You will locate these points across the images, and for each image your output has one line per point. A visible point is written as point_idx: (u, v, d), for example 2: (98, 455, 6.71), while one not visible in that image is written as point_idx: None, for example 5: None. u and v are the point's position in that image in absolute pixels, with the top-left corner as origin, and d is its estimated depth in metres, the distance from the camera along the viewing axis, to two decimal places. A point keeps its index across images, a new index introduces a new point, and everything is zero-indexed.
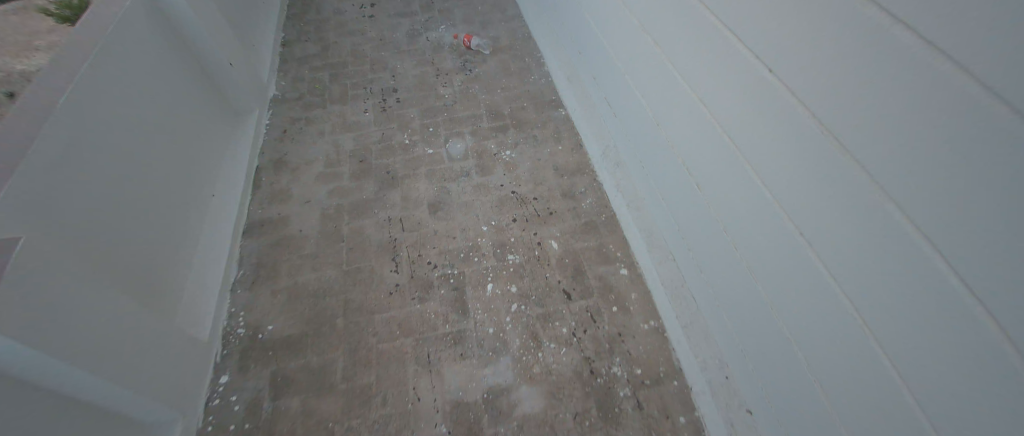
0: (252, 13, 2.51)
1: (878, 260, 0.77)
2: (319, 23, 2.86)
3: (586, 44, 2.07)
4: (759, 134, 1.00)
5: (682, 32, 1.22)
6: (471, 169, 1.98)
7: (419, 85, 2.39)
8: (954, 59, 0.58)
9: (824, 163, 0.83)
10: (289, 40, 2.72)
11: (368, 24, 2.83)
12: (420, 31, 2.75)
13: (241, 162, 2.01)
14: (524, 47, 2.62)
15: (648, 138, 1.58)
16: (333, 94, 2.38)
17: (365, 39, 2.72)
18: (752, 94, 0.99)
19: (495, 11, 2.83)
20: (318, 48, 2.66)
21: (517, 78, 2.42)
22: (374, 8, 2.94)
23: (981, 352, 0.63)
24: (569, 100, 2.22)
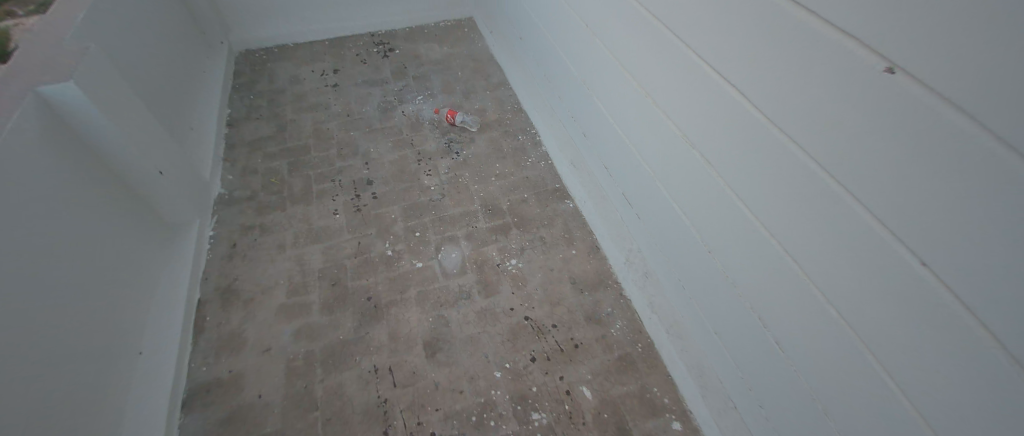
0: (190, 89, 2.12)
1: (892, 299, 0.80)
2: (273, 94, 2.48)
3: (589, 122, 1.91)
4: (777, 195, 1.01)
5: (690, 99, 1.23)
6: (472, 287, 1.67)
7: (398, 176, 2.08)
8: (970, 113, 0.61)
9: (852, 227, 0.83)
10: (237, 118, 2.33)
11: (332, 96, 2.50)
12: (394, 105, 2.46)
13: (178, 293, 1.58)
14: (513, 122, 2.37)
15: (660, 208, 1.52)
16: (294, 190, 2.01)
17: (331, 115, 2.39)
18: (768, 158, 1.01)
19: (477, 78, 2.61)
20: (274, 128, 2.30)
21: (512, 161, 2.17)
22: (338, 75, 2.61)
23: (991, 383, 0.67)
24: (575, 188, 2.01)
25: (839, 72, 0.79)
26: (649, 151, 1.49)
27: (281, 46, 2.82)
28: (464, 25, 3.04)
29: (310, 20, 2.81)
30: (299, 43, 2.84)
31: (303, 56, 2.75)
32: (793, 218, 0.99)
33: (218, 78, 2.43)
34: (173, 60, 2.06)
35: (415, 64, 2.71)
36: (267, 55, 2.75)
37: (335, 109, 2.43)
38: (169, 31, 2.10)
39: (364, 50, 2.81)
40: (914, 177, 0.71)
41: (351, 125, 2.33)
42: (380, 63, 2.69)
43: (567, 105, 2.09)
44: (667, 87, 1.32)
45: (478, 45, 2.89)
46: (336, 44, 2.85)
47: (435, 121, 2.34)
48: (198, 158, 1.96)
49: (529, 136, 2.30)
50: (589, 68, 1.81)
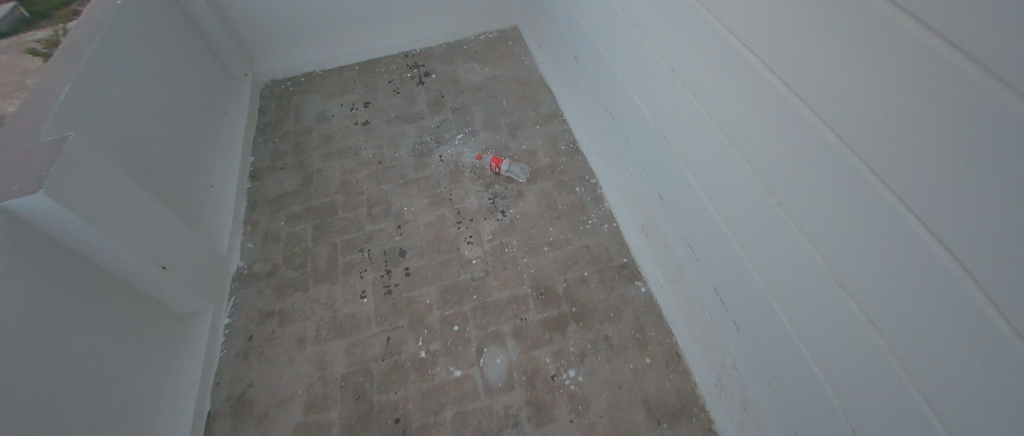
0: (208, 142, 2.00)
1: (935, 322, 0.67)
2: (300, 136, 2.30)
3: (654, 164, 1.55)
4: (822, 204, 0.83)
5: (730, 96, 1.03)
6: (522, 409, 1.36)
7: (434, 244, 1.78)
8: (1014, 88, 0.49)
9: (915, 256, 0.67)
10: (261, 170, 2.16)
11: (363, 136, 2.24)
12: (431, 146, 2.15)
13: (187, 395, 1.42)
14: (570, 169, 1.96)
15: (723, 254, 1.24)
16: (319, 264, 1.78)
17: (361, 162, 2.13)
18: (813, 160, 0.83)
19: (526, 108, 2.23)
20: (300, 181, 2.10)
21: (569, 224, 1.77)
22: (369, 110, 2.37)
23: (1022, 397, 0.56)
24: (643, 259, 1.62)
25: (884, 41, 0.63)
26: (721, 194, 1.18)
27: (309, 75, 2.59)
28: (508, 36, 2.66)
29: (339, 43, 2.55)
30: (328, 70, 2.61)
31: (332, 86, 2.53)
32: (839, 232, 0.81)
33: (240, 123, 2.27)
34: (189, 114, 1.92)
35: (454, 91, 2.39)
36: (295, 86, 2.54)
37: (364, 154, 2.16)
38: (185, 80, 1.97)
39: (397, 75, 2.54)
40: (947, 156, 0.58)
41: (384, 176, 2.06)
42: (415, 91, 2.43)
43: (627, 152, 1.74)
44: (703, 84, 1.12)
45: (528, 62, 2.49)
46: (366, 70, 2.60)
47: (474, 169, 2.01)
48: (215, 220, 1.84)
49: (593, 191, 1.87)
50: (648, 98, 1.45)
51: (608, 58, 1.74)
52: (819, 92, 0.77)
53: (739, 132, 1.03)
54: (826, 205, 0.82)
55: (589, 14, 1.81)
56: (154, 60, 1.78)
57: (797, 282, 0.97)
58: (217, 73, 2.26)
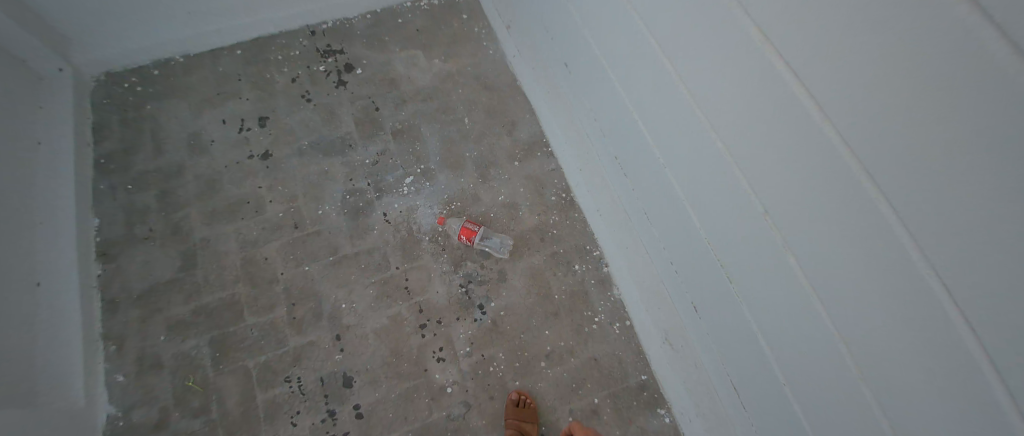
0: (13, 210, 1.24)
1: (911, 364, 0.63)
2: (166, 177, 1.54)
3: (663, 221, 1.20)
4: (856, 266, 0.67)
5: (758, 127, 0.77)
6: None
7: (391, 365, 1.30)
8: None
9: (929, 318, 0.58)
10: (115, 244, 1.44)
11: (267, 180, 1.56)
12: (371, 198, 1.55)
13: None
14: (565, 235, 1.50)
15: (747, 340, 1.02)
16: (229, 408, 1.26)
17: (269, 226, 1.49)
18: (845, 229, 0.67)
19: (498, 134, 1.67)
20: (178, 262, 1.43)
21: (570, 324, 1.39)
22: (268, 132, 1.63)
23: (983, 416, 0.55)
24: (659, 357, 1.33)
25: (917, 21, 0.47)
26: (738, 258, 0.95)
27: (165, 66, 1.69)
28: (462, 3, 1.90)
29: (209, 17, 1.66)
30: (192, 55, 1.72)
31: (205, 85, 1.68)
32: (859, 294, 0.68)
33: (65, 157, 1.45)
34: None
35: (392, 100, 1.71)
36: (144, 86, 1.66)
37: (270, 212, 1.51)
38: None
39: (302, 68, 1.75)
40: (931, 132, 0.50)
41: (305, 249, 1.46)
42: (334, 99, 1.70)
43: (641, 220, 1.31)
44: (727, 107, 0.82)
45: (491, 52, 1.83)
46: (255, 56, 1.75)
47: (434, 237, 1.49)
48: (54, 343, 1.22)
49: (596, 271, 1.46)
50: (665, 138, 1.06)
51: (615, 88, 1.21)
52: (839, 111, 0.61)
53: (762, 172, 0.79)
54: (855, 265, 0.67)
55: (597, 18, 1.18)
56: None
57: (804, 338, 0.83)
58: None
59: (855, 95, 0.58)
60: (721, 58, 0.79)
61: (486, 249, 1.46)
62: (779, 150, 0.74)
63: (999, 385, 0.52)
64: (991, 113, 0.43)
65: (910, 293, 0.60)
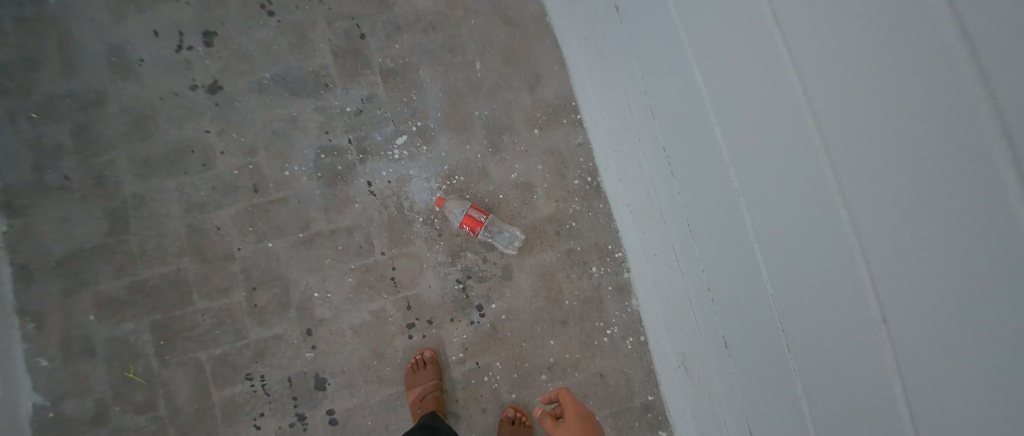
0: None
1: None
2: (82, 108, 1.19)
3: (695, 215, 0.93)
4: (969, 345, 0.45)
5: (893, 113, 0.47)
6: None
7: (370, 368, 1.14)
8: None
9: None
10: (19, 193, 1.15)
11: (216, 124, 1.23)
12: (352, 160, 1.25)
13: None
14: (585, 230, 1.26)
15: (772, 385, 0.81)
16: (182, 401, 1.12)
17: (221, 187, 1.21)
18: (992, 313, 0.41)
19: (517, 91, 1.32)
20: (103, 224, 1.17)
21: (579, 334, 1.21)
22: (215, 55, 1.25)
23: None
24: (666, 372, 1.19)
25: None
26: (791, 294, 0.70)
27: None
28: None
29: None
30: None
31: None
32: (958, 378, 0.46)
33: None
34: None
35: (382, 27, 1.30)
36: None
37: (222, 167, 1.22)
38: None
39: None
40: None
41: (269, 220, 1.20)
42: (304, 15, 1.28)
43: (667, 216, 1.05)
44: (829, 74, 0.53)
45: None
46: None
47: (427, 221, 1.23)
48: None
49: (612, 277, 1.25)
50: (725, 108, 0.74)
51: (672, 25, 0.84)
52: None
53: (865, 187, 0.52)
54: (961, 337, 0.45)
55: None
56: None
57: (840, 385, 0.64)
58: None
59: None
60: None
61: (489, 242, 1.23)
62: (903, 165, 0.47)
63: None
64: None
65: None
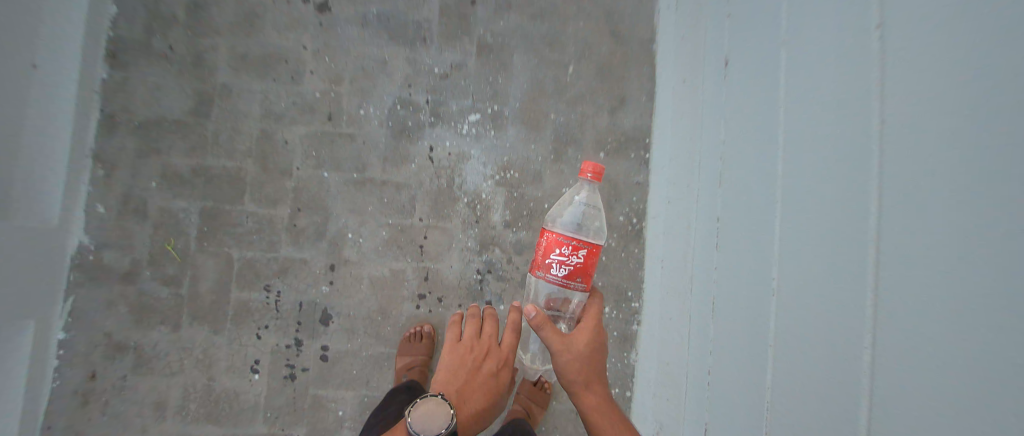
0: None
1: (980, 228, 0.48)
2: (207, 4, 1.42)
3: (737, 205, 0.96)
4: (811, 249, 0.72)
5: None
6: None
7: (373, 323, 1.22)
8: None
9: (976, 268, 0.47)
10: (128, 48, 1.38)
11: (314, 43, 1.42)
12: (423, 120, 1.39)
13: None
14: (611, 268, 1.31)
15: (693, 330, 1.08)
16: (200, 289, 1.23)
17: (301, 104, 1.40)
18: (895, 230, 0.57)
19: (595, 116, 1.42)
20: (190, 105, 1.38)
21: None
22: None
23: (991, 294, 0.46)
24: (640, 386, 1.27)
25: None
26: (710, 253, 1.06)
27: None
28: None
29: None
30: None
31: None
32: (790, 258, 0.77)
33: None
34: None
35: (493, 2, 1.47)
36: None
37: (307, 87, 1.41)
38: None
39: None
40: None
41: (331, 149, 1.36)
42: None
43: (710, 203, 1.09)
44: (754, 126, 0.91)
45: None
46: None
47: (470, 202, 1.31)
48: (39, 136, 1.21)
49: (620, 325, 1.30)
50: (688, 164, 1.22)
51: (665, 136, 1.36)
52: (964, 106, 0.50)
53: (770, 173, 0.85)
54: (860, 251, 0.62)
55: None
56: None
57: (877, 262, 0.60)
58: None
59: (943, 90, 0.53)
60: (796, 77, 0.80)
61: (516, 252, 1.29)
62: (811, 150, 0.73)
63: None
64: None
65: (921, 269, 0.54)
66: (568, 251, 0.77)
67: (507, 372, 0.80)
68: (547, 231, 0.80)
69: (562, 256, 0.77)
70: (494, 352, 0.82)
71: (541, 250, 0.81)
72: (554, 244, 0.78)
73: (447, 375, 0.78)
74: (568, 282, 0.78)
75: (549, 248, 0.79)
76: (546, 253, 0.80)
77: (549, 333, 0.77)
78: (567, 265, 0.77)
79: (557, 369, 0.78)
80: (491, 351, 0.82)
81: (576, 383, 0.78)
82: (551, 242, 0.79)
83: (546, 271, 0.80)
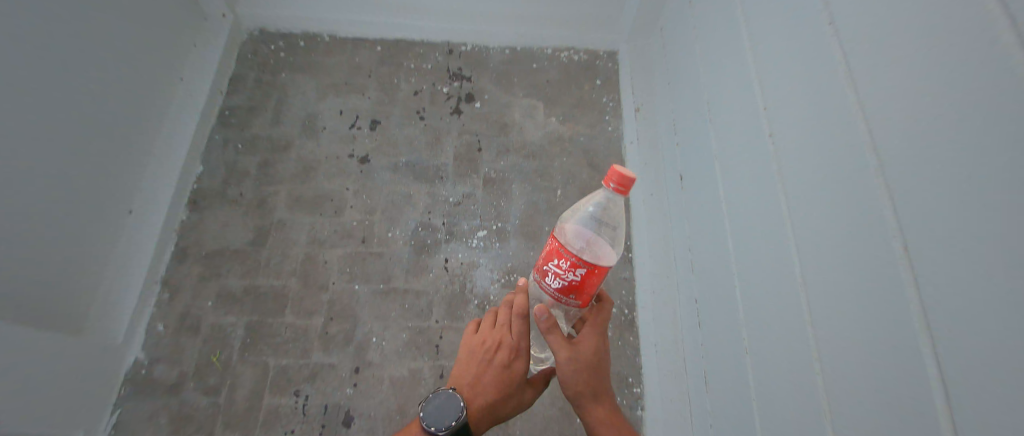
0: (138, 139, 1.65)
1: (888, 284, 0.74)
2: (272, 160, 1.85)
3: (726, 287, 1.30)
4: (778, 312, 1.03)
5: (797, 100, 0.99)
6: None
7: (391, 421, 1.34)
8: (899, 154, 0.72)
9: (882, 311, 0.74)
10: (207, 197, 1.77)
11: (355, 184, 1.81)
12: (440, 238, 1.69)
13: None
14: None
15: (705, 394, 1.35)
16: (236, 397, 1.39)
17: (340, 231, 1.71)
18: (839, 289, 0.84)
19: None
20: (249, 236, 1.70)
21: None
22: (375, 138, 1.89)
23: (890, 328, 0.73)
24: None
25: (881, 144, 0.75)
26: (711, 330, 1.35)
27: (310, 41, 2.07)
28: (589, 94, 2.07)
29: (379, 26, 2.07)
30: (331, 60, 2.04)
31: (335, 74, 2.01)
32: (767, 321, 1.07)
33: (194, 106, 1.84)
34: (95, 102, 1.47)
35: (495, 147, 1.90)
36: (286, 55, 2.03)
37: (346, 217, 1.74)
38: (108, 32, 1.51)
39: (427, 85, 2.00)
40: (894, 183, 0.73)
41: (364, 266, 1.61)
42: (445, 125, 1.92)
43: (693, 285, 1.51)
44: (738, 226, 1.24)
45: (611, 127, 2.01)
46: (388, 59, 2.05)
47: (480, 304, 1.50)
48: (122, 268, 1.53)
49: None
50: (686, 259, 1.57)
51: (663, 235, 1.74)
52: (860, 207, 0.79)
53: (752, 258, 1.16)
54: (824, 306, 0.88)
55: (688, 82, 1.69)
56: (34, 8, 1.27)
57: (800, 291, 0.96)
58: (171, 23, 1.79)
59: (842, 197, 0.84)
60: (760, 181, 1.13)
61: None
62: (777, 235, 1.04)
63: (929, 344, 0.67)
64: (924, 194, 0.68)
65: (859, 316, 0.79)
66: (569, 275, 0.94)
67: (520, 362, 0.94)
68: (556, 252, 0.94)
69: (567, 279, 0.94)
70: (505, 340, 0.95)
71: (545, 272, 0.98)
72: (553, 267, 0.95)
73: (465, 372, 0.95)
74: (559, 295, 0.82)
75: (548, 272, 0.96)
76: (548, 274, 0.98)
77: (555, 341, 0.88)
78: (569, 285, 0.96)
79: (563, 373, 0.88)
80: (504, 346, 0.94)
81: (584, 387, 0.89)
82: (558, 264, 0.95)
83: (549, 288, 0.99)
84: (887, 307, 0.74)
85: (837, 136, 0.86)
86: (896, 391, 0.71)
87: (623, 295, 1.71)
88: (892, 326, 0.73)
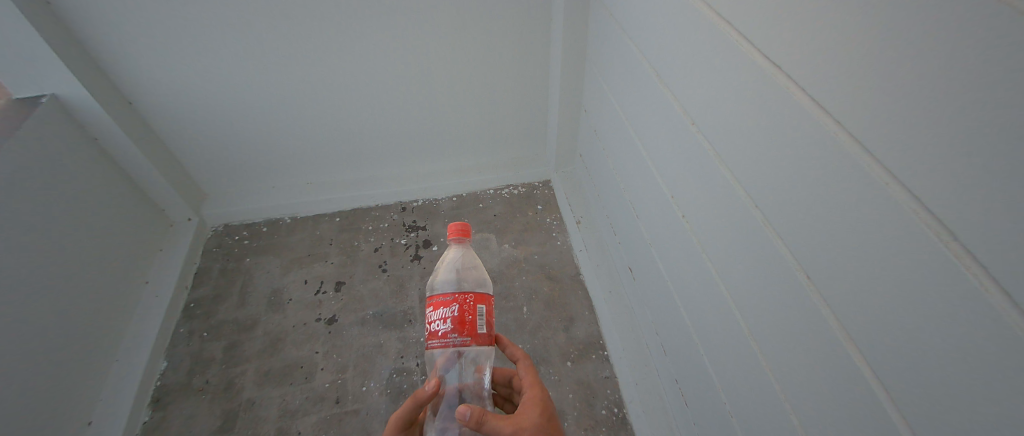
0: (99, 348, 1.69)
1: (802, 302, 0.89)
2: (239, 339, 1.85)
3: (692, 354, 1.40)
4: (737, 359, 1.13)
5: (693, 183, 1.26)
6: None
7: None
8: (772, 200, 0.94)
9: (807, 326, 0.88)
10: (171, 392, 1.71)
11: (325, 345, 1.82)
12: (416, 380, 1.70)
13: None
14: None
15: None
16: None
17: (313, 397, 1.67)
18: (771, 321, 0.99)
19: (554, 342, 1.87)
20: (216, 424, 1.62)
21: None
22: (341, 297, 1.98)
23: (817, 338, 0.86)
24: None
25: (762, 193, 0.97)
26: (697, 402, 1.40)
27: (274, 224, 2.28)
28: (534, 217, 2.35)
29: (337, 199, 2.34)
30: (296, 236, 2.24)
31: (300, 247, 2.18)
32: (731, 370, 1.17)
33: (158, 305, 1.89)
34: (49, 326, 1.51)
35: None
36: (251, 241, 2.21)
37: (318, 381, 1.71)
38: (70, 258, 1.63)
39: (388, 239, 2.21)
40: (777, 220, 0.93)
41: (339, 429, 1.59)
42: (408, 272, 2.07)
43: (671, 368, 1.57)
44: (684, 294, 1.39)
45: (559, 242, 2.24)
46: (348, 226, 2.27)
47: None
48: None
49: None
50: (657, 339, 1.67)
51: (631, 322, 1.86)
52: (762, 246, 0.98)
53: (701, 319, 1.30)
54: (769, 340, 1.00)
55: (611, 192, 2.01)
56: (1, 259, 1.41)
57: (749, 342, 1.07)
58: (136, 236, 1.96)
59: (748, 241, 1.03)
60: (687, 250, 1.34)
61: None
62: (714, 289, 1.21)
63: (850, 345, 0.79)
64: (798, 222, 0.87)
65: (795, 336, 0.92)
66: (443, 311, 1.00)
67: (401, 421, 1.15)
68: (441, 293, 1.03)
69: (430, 320, 1.02)
70: None
71: (474, 315, 1.01)
72: (463, 305, 1.01)
73: None
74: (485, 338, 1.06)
75: (462, 313, 1.00)
76: (480, 314, 1.01)
77: (496, 420, 0.94)
78: (443, 326, 1.00)
79: None
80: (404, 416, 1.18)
81: None
82: (436, 303, 1.02)
83: (473, 331, 1.01)
84: (808, 323, 0.88)
85: (729, 198, 1.09)
86: (838, 395, 0.83)
87: (608, 395, 1.72)
88: (819, 338, 0.86)
